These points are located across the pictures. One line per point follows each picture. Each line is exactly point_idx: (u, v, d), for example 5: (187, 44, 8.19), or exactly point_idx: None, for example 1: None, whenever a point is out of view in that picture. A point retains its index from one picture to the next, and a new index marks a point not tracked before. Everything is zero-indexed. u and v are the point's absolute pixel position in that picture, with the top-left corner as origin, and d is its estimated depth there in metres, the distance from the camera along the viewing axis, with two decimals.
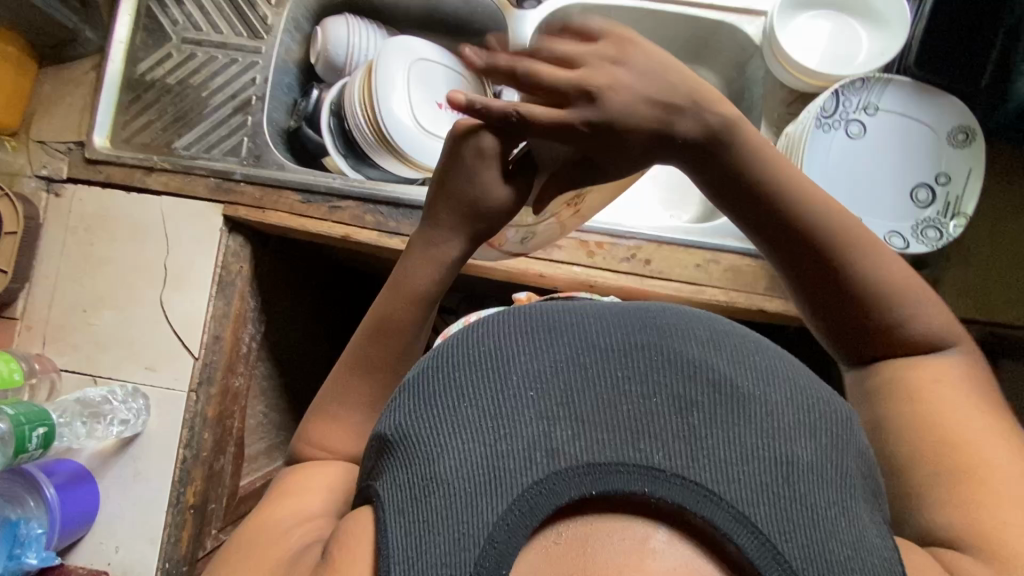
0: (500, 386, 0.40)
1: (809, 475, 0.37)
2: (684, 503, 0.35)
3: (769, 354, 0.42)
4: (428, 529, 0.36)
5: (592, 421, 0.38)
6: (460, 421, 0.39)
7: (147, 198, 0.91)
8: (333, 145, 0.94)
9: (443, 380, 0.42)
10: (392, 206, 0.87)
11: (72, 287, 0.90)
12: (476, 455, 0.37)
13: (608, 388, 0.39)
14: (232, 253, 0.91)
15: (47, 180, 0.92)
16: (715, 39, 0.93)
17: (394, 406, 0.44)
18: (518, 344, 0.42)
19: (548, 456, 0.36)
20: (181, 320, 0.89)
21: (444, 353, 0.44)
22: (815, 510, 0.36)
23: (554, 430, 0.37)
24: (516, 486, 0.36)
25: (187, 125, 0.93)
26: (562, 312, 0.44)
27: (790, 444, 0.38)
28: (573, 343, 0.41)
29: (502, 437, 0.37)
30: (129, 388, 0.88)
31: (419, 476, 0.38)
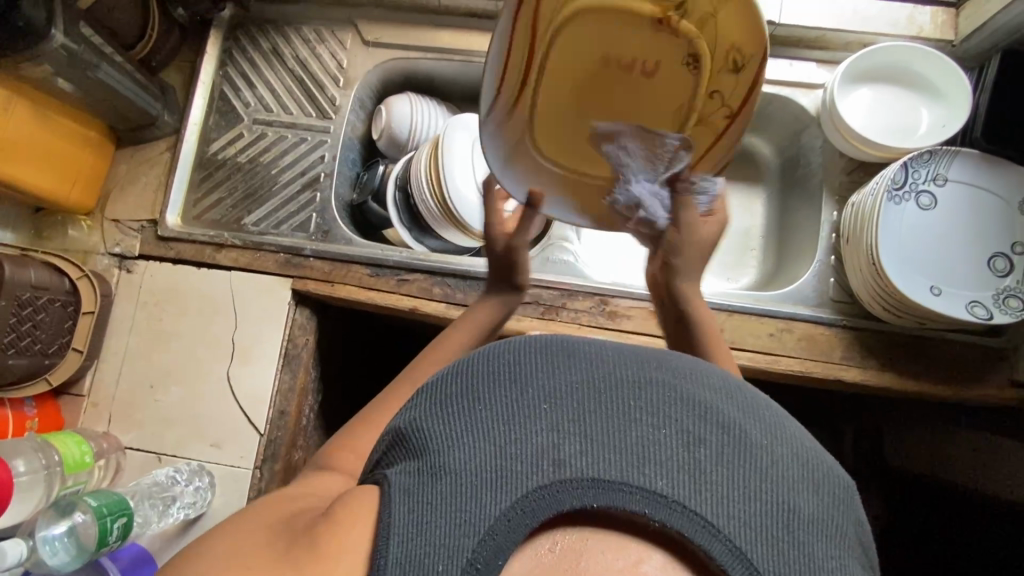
0: (518, 397, 0.42)
1: (812, 527, 0.38)
2: (681, 529, 0.37)
3: (777, 413, 0.45)
4: (429, 514, 0.37)
5: (602, 439, 0.40)
6: (472, 422, 0.41)
7: (216, 273, 0.92)
8: (397, 218, 0.96)
9: (463, 385, 0.44)
10: (460, 278, 0.89)
11: (140, 363, 0.91)
12: (486, 455, 0.39)
13: (622, 412, 0.41)
14: (298, 326, 0.92)
15: (119, 257, 0.94)
16: (769, 110, 0.96)
17: (410, 404, 0.46)
18: (539, 361, 0.44)
19: (556, 466, 0.38)
20: (248, 396, 0.89)
21: (467, 360, 0.46)
22: (813, 559, 0.37)
23: (564, 443, 0.39)
24: (521, 488, 0.37)
25: (256, 201, 0.96)
26: (583, 343, 0.47)
27: (796, 495, 0.39)
28: (590, 369, 0.44)
29: (512, 441, 0.39)
30: (194, 465, 0.87)
31: (426, 465, 0.39)
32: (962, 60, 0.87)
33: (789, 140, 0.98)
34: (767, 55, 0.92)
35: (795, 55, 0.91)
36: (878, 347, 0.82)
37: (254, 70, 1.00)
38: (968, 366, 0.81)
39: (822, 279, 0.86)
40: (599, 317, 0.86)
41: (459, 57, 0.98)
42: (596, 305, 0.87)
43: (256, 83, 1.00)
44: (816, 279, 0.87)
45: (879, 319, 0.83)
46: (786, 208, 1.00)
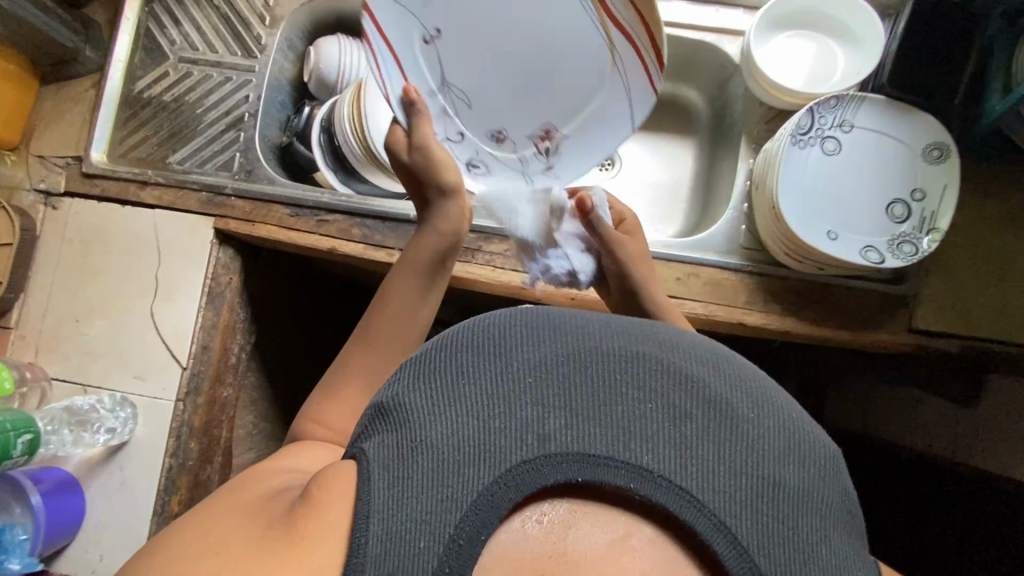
0: (502, 370, 0.44)
1: (795, 499, 0.41)
2: (665, 503, 0.39)
3: (765, 384, 0.46)
4: (412, 486, 0.39)
5: (585, 415, 0.42)
6: (456, 398, 0.43)
7: (140, 211, 0.93)
8: (323, 160, 0.97)
9: (446, 358, 0.45)
10: (378, 219, 0.90)
11: (66, 297, 0.93)
12: (471, 429, 0.41)
13: (606, 389, 0.43)
14: (222, 265, 0.93)
15: (45, 193, 0.95)
16: (697, 58, 0.96)
17: (392, 378, 0.47)
18: (521, 335, 0.46)
19: (539, 440, 0.41)
20: (170, 330, 0.91)
21: (449, 333, 0.47)
22: (794, 531, 0.40)
23: (547, 419, 0.41)
24: (506, 462, 0.40)
25: (181, 140, 0.96)
26: (568, 315, 0.48)
27: (779, 469, 0.41)
28: (576, 342, 0.45)
29: (496, 416, 0.41)
30: (117, 397, 0.89)
31: (410, 440, 0.41)
32: (887, 7, 0.85)
33: (718, 90, 0.98)
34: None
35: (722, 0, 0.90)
36: (783, 293, 0.84)
37: (180, 8, 0.99)
38: (870, 313, 0.83)
39: (734, 226, 0.88)
40: (513, 260, 0.87)
41: None
42: (511, 248, 0.88)
43: (182, 20, 0.98)
44: (728, 227, 0.88)
45: (786, 266, 0.85)
46: (715, 158, 1.00)
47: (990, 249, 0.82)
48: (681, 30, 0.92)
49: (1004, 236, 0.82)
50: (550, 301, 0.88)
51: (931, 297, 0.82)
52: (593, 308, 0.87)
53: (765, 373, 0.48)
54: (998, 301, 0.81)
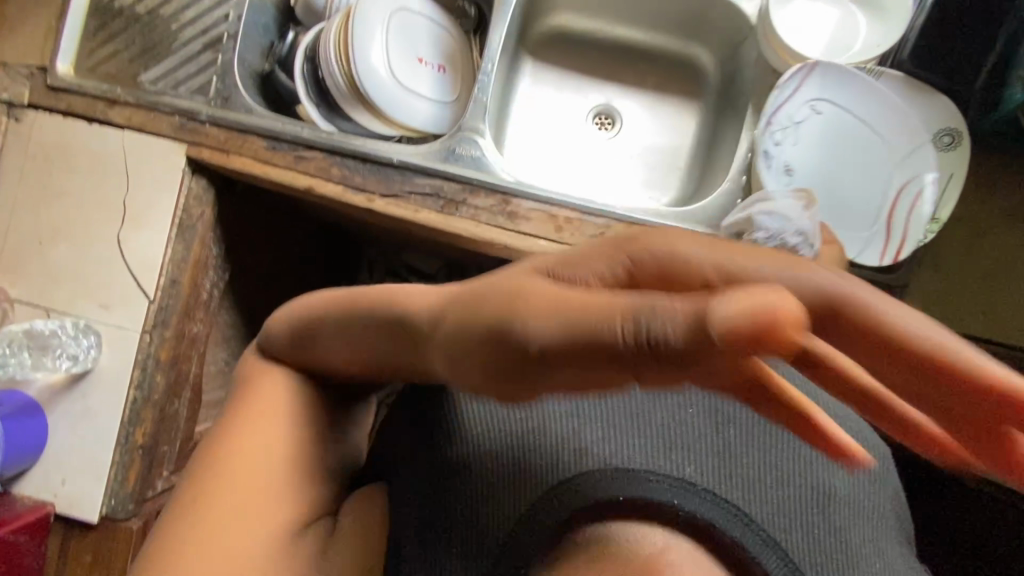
0: (540, 422, 0.59)
1: (793, 487, 0.54)
2: (697, 513, 0.50)
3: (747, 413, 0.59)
4: (483, 503, 0.56)
5: (610, 438, 0.56)
6: (505, 440, 0.59)
7: (109, 131, 0.88)
8: (304, 92, 0.90)
9: (491, 420, 0.60)
10: (359, 160, 0.85)
11: (29, 217, 0.89)
12: (518, 460, 0.57)
13: (622, 436, 0.56)
14: (193, 196, 0.89)
15: (7, 104, 0.89)
16: (712, 16, 0.91)
17: (455, 437, 0.61)
18: (547, 404, 0.59)
19: (576, 456, 0.55)
20: (137, 260, 0.87)
21: (484, 416, 0.60)
22: (809, 517, 0.53)
23: (578, 438, 0.57)
24: (549, 479, 0.55)
25: (154, 58, 0.89)
26: (592, 402, 0.58)
27: (782, 459, 0.56)
28: (599, 411, 0.58)
29: (536, 451, 0.57)
30: (82, 323, 0.87)
31: (476, 472, 0.58)
32: None
33: (729, 53, 0.93)
34: None
35: None
36: None
37: None
38: None
39: (730, 200, 0.84)
40: (498, 217, 0.84)
41: None
42: (497, 204, 0.84)
43: None
44: (723, 199, 0.84)
45: None
46: (717, 127, 0.96)
47: (983, 244, 0.80)
48: None
49: (1000, 233, 0.80)
50: (532, 262, 0.85)
51: (919, 288, 0.80)
52: (575, 273, 0.85)
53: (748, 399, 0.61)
54: (985, 298, 0.80)
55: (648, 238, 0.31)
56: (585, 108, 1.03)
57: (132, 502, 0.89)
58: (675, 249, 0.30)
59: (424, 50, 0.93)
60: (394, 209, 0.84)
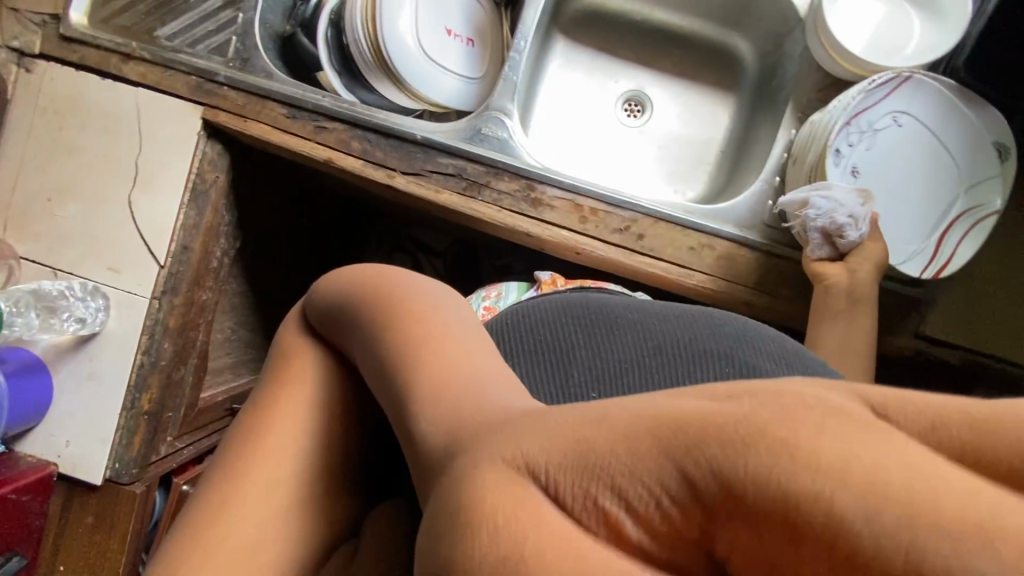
0: (604, 328, 0.53)
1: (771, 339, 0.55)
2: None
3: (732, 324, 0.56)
4: (574, 353, 0.51)
5: (666, 330, 0.53)
6: (570, 330, 0.53)
7: (122, 88, 0.84)
8: (327, 59, 0.87)
9: (547, 327, 0.54)
10: (382, 135, 0.82)
11: (38, 173, 0.86)
12: (593, 340, 0.52)
13: (666, 321, 0.54)
14: (208, 161, 0.86)
15: (19, 53, 0.86)
16: (757, 5, 0.87)
17: (506, 347, 0.53)
18: (597, 317, 0.54)
19: (645, 335, 0.52)
20: (147, 224, 0.85)
21: (528, 326, 0.54)
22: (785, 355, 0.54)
23: (644, 327, 0.53)
24: (627, 344, 0.52)
25: (171, 12, 0.85)
26: (621, 313, 0.55)
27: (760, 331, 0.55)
28: (644, 319, 0.54)
29: (609, 335, 0.53)
30: (90, 285, 0.85)
31: (549, 345, 0.52)
32: None
33: (772, 46, 0.89)
34: None
35: None
36: (797, 280, 0.80)
37: None
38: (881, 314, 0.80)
39: (760, 200, 0.82)
40: (522, 203, 0.81)
41: None
42: (521, 190, 0.82)
43: None
44: (754, 200, 0.82)
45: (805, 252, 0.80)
46: (751, 122, 0.93)
47: (1016, 264, 0.78)
48: None
49: None
50: (554, 252, 0.84)
51: (945, 304, 0.79)
52: (597, 265, 0.83)
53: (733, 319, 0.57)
54: (1011, 319, 0.78)
55: (753, 427, 0.20)
56: (615, 94, 1.00)
57: (136, 466, 0.89)
58: (788, 474, 0.19)
59: (453, 21, 0.89)
60: (415, 188, 0.82)
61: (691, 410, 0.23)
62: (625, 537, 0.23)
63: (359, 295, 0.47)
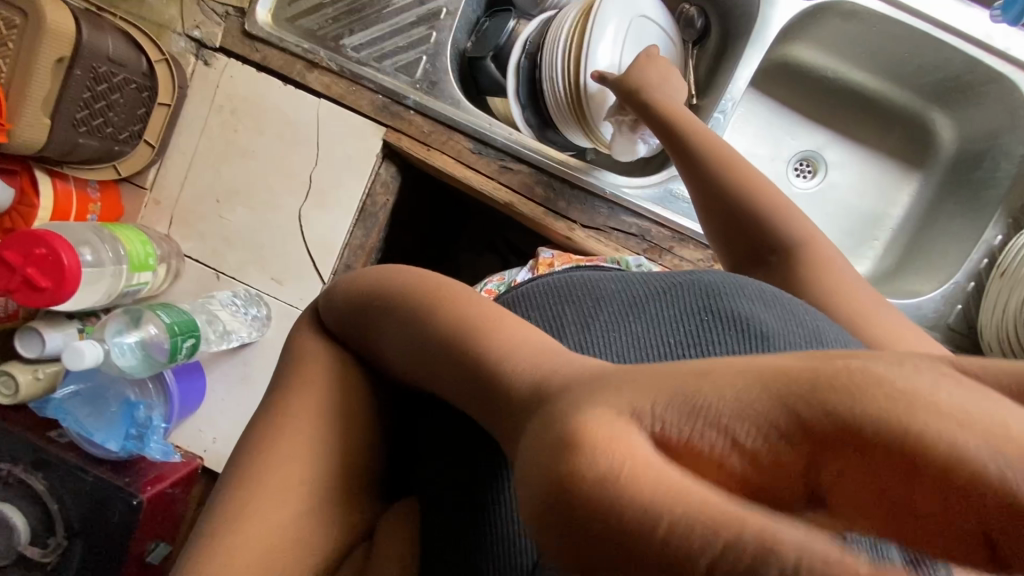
0: (598, 292, 0.46)
1: (785, 304, 0.47)
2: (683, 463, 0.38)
3: (749, 282, 0.49)
4: (565, 320, 0.44)
5: (668, 299, 0.45)
6: (563, 293, 0.46)
7: (304, 96, 0.82)
8: (513, 88, 0.83)
9: (539, 292, 0.47)
10: (567, 185, 0.80)
11: (208, 172, 0.84)
12: (588, 306, 0.45)
13: (667, 289, 0.46)
14: (381, 183, 0.84)
15: (197, 43, 0.82)
16: (978, 90, 0.81)
17: None
18: (590, 282, 0.47)
19: (642, 303, 0.45)
20: (317, 241, 0.84)
21: (521, 296, 0.47)
22: (806, 317, 0.47)
23: (643, 296, 0.46)
24: (623, 314, 0.44)
25: (361, 21, 0.81)
26: (612, 282, 0.48)
27: (772, 293, 0.48)
28: (646, 286, 0.47)
29: (603, 300, 0.45)
30: (252, 293, 0.85)
31: (538, 311, 0.45)
32: None
33: (979, 133, 0.84)
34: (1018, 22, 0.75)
35: None
36: None
37: None
38: None
39: (949, 302, 0.79)
40: None
41: None
42: (705, 259, 0.79)
43: None
44: (942, 301, 0.79)
45: None
46: (939, 207, 0.88)
47: None
48: (980, 50, 0.76)
49: None
50: None
51: None
52: None
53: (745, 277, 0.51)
54: None
55: (837, 376, 0.18)
56: (793, 151, 0.94)
57: None
58: (912, 413, 0.16)
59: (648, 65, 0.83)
60: (595, 243, 0.79)
61: (798, 360, 0.20)
62: (724, 475, 0.19)
63: (374, 293, 0.44)
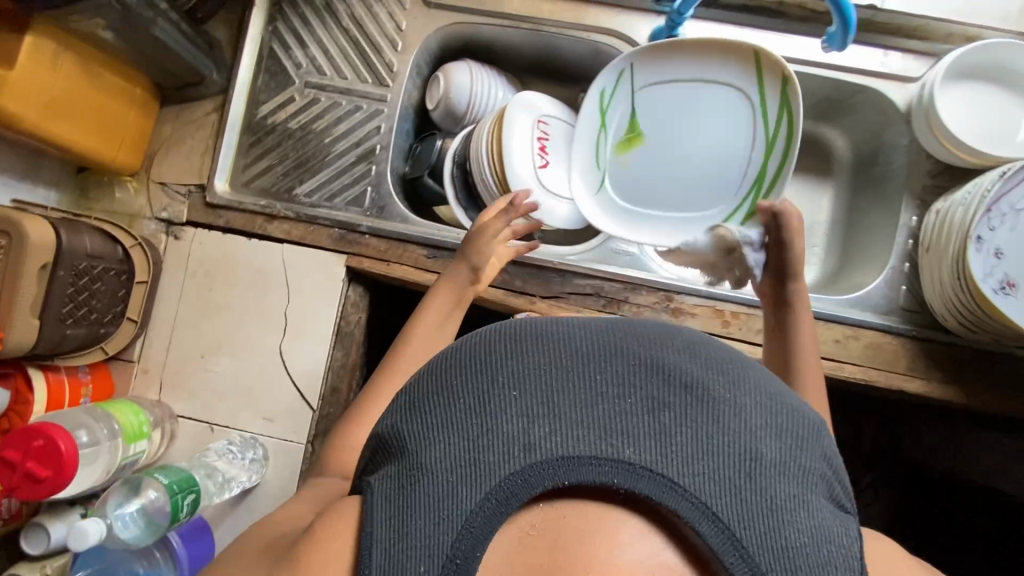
0: (537, 349, 0.44)
1: (776, 470, 0.39)
2: (650, 494, 0.38)
3: (730, 388, 0.43)
4: (492, 391, 0.43)
5: (604, 395, 0.42)
6: (514, 355, 0.44)
7: (269, 245, 0.89)
8: (454, 195, 0.92)
9: (483, 341, 0.46)
10: (519, 265, 0.86)
11: (190, 333, 0.90)
12: (526, 376, 0.43)
13: (606, 384, 0.43)
14: (351, 304, 0.90)
15: (167, 222, 0.91)
16: (852, 102, 0.91)
17: (455, 351, 0.47)
18: (543, 334, 0.45)
19: (587, 394, 0.42)
20: (300, 371, 0.88)
21: (484, 330, 0.47)
22: (779, 501, 0.38)
23: (597, 385, 0.42)
24: (551, 396, 0.42)
25: (308, 171, 0.92)
26: (563, 337, 0.45)
27: (759, 442, 0.40)
28: (586, 348, 0.44)
29: (540, 370, 0.43)
30: (248, 437, 0.87)
31: (476, 363, 0.44)
32: None
33: (868, 136, 0.94)
34: (860, 40, 0.86)
35: (892, 43, 0.85)
36: (944, 360, 0.81)
37: (305, 28, 0.94)
38: None
39: (894, 285, 0.84)
40: (662, 314, 0.84)
41: (528, 24, 0.91)
42: (660, 301, 0.84)
43: (308, 43, 0.93)
44: (887, 286, 0.84)
45: (950, 333, 0.81)
46: (859, 205, 0.95)
47: None
48: (841, 73, 0.86)
49: None
50: None
51: None
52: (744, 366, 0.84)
53: (737, 375, 0.44)
54: None
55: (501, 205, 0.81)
56: None
57: None
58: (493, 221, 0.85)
59: (654, 116, 0.81)
60: (557, 310, 0.85)
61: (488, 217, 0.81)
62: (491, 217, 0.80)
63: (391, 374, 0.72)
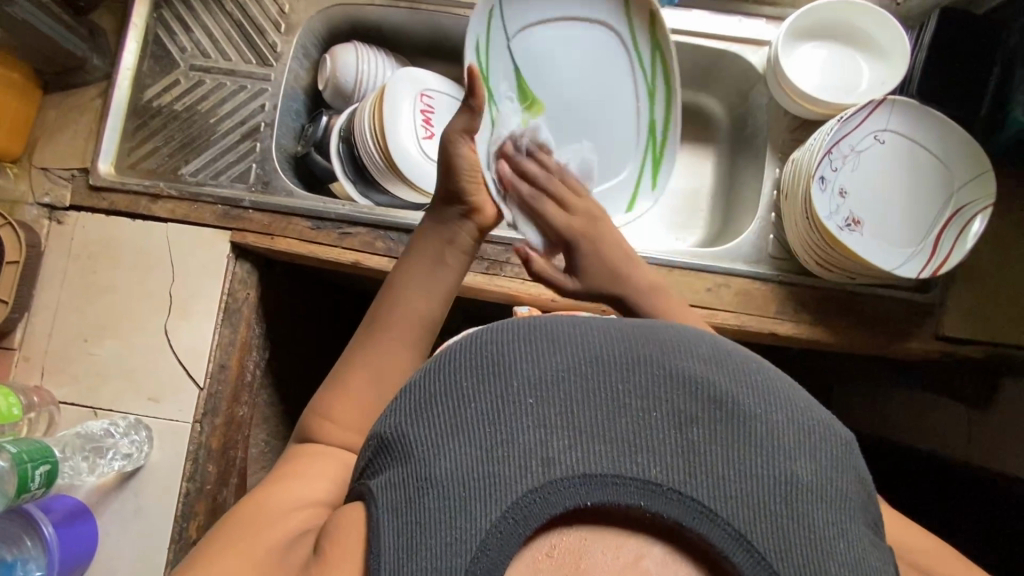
0: (556, 353, 0.42)
1: (809, 495, 0.38)
2: (679, 519, 0.36)
3: (758, 401, 0.41)
4: (508, 399, 0.40)
5: (629, 406, 0.40)
6: (531, 358, 0.42)
7: (152, 224, 0.89)
8: (342, 170, 0.94)
9: (495, 340, 0.43)
10: (403, 232, 0.88)
11: (73, 316, 0.88)
12: (545, 383, 0.41)
13: (632, 394, 0.41)
14: (238, 280, 0.89)
15: (49, 207, 0.91)
16: (718, 67, 0.96)
17: (461, 348, 0.44)
18: (562, 336, 0.43)
19: (611, 403, 0.40)
20: (185, 349, 0.87)
21: (497, 327, 0.44)
22: (813, 528, 0.37)
23: (622, 397, 0.40)
24: (572, 406, 0.40)
25: (194, 151, 0.93)
26: (586, 340, 0.43)
27: (792, 464, 0.39)
28: (608, 352, 0.42)
29: (561, 377, 0.41)
30: (130, 419, 0.85)
31: (490, 364, 0.42)
32: (906, 19, 0.86)
33: (737, 99, 0.98)
34: (715, 9, 0.91)
35: (744, 10, 0.91)
36: (811, 302, 0.84)
37: (189, 14, 0.96)
38: (899, 323, 0.84)
39: (762, 235, 0.88)
40: None
41: (406, 2, 0.95)
42: None
43: (193, 28, 0.95)
44: (756, 236, 0.88)
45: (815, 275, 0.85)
46: (736, 166, 1.00)
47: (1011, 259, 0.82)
48: (701, 39, 0.92)
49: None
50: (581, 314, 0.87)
51: (960, 305, 0.83)
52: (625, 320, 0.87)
53: (767, 384, 0.42)
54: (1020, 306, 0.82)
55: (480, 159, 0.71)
56: None
57: None
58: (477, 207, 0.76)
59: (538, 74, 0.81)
60: None
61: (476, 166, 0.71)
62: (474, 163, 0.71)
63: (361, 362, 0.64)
